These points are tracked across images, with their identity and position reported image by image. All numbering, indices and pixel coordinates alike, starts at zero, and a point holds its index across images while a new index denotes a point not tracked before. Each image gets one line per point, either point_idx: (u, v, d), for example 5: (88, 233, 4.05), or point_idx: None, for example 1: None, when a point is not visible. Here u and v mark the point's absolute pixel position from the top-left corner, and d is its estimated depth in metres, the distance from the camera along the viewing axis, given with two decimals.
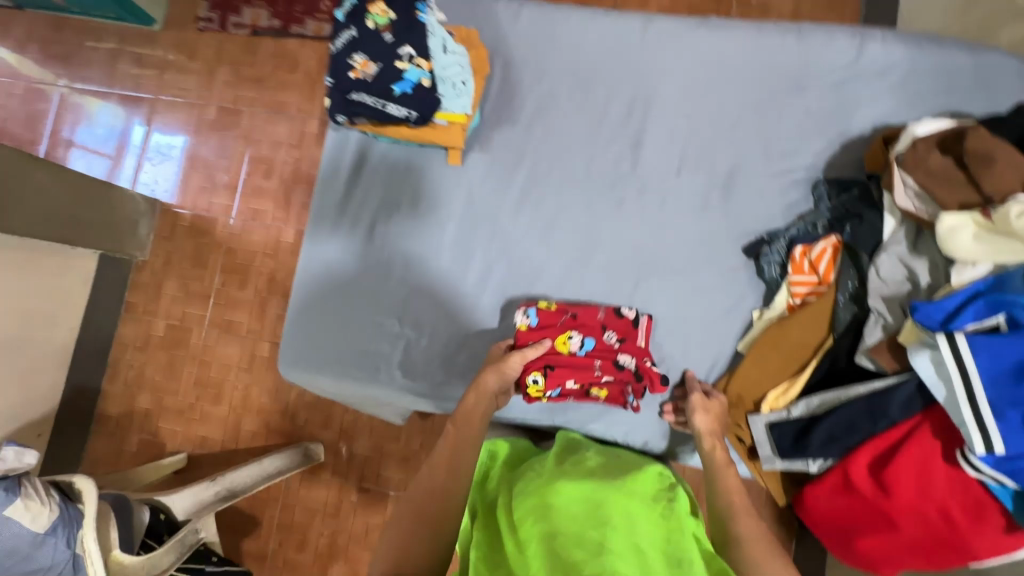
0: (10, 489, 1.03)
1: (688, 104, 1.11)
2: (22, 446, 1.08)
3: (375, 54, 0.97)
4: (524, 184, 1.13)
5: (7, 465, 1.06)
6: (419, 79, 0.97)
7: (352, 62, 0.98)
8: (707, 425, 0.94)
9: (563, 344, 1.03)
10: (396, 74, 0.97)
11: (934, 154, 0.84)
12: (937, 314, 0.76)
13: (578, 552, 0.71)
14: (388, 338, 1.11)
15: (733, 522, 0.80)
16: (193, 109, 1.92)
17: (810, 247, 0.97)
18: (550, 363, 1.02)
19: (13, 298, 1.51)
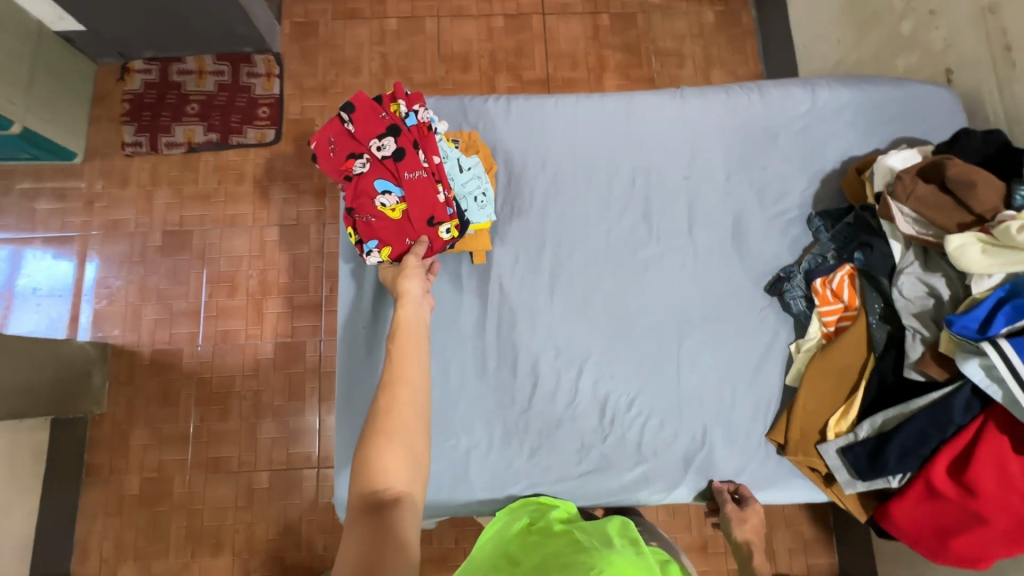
0: None
1: (684, 167, 1.20)
2: None
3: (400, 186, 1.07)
4: (552, 266, 1.15)
5: None
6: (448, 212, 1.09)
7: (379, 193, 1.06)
8: (745, 536, 1.04)
9: (392, 212, 1.06)
10: (429, 207, 1.06)
11: (920, 185, 0.97)
12: (972, 324, 0.86)
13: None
14: (448, 450, 1.07)
15: None
16: (135, 237, 1.77)
17: (829, 278, 1.06)
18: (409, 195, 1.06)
19: None
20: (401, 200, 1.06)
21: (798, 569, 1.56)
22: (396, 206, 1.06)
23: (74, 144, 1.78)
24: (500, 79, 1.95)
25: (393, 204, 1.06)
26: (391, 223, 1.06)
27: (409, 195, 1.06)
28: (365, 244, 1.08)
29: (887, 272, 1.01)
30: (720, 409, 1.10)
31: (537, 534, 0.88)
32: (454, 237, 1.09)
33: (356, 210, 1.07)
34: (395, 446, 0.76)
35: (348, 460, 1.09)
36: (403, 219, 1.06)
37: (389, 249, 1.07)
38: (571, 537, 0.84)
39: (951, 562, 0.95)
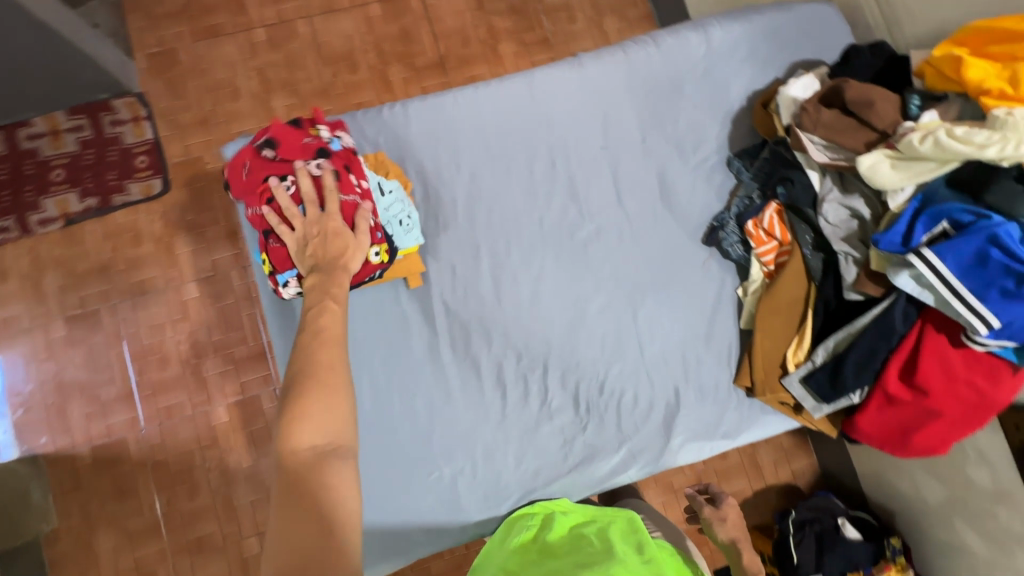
0: None
1: (600, 137, 1.17)
2: None
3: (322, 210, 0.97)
4: (492, 269, 1.11)
5: None
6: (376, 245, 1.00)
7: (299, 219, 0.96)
8: (728, 532, 1.19)
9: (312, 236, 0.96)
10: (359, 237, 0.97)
11: (824, 112, 0.98)
12: (895, 239, 0.90)
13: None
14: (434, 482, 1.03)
15: None
16: (33, 332, 1.45)
17: (760, 219, 1.08)
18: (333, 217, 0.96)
19: None
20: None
21: (784, 477, 1.66)
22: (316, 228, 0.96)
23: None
24: (393, 72, 1.71)
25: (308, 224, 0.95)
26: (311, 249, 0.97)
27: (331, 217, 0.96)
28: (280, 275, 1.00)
29: (811, 203, 1.04)
30: (686, 369, 1.12)
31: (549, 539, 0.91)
32: (384, 262, 1.01)
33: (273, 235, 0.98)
34: (310, 432, 0.72)
35: None
36: None
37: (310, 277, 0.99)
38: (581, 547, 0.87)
39: (918, 454, 1.02)
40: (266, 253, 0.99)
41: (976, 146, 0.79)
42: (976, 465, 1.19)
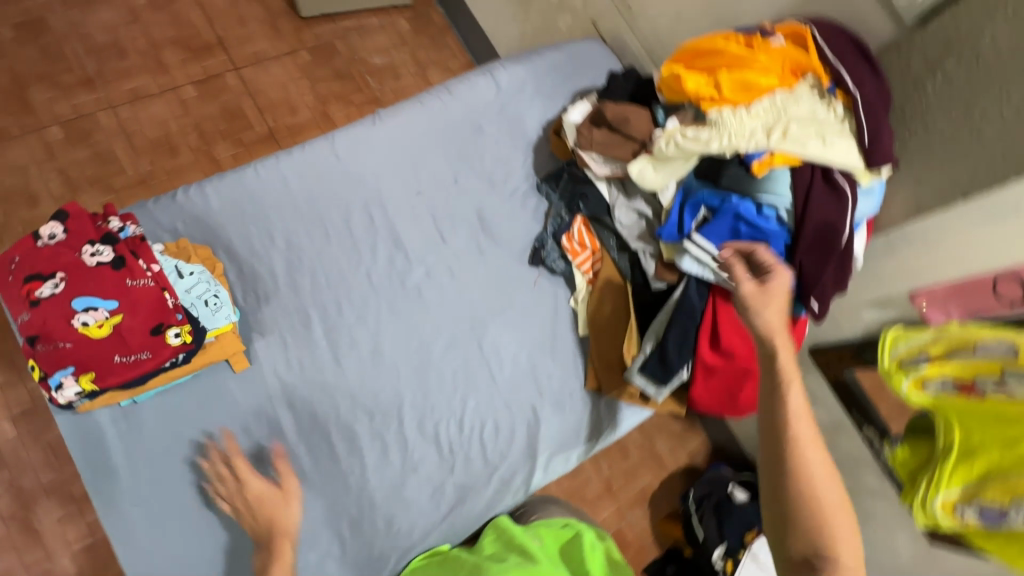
0: None
1: (413, 184, 1.21)
2: None
3: (104, 297, 0.83)
4: (326, 332, 1.08)
5: None
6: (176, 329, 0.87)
7: (83, 316, 0.81)
8: (778, 316, 0.76)
9: (97, 330, 0.82)
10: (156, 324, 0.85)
11: (596, 131, 1.11)
12: (673, 229, 1.02)
13: None
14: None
15: (785, 396, 0.71)
16: None
17: (571, 233, 1.17)
18: (121, 304, 0.84)
19: None
20: (113, 313, 0.83)
21: (682, 460, 1.68)
22: (99, 321, 0.82)
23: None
24: (219, 150, 1.62)
25: (96, 315, 0.82)
26: (95, 346, 0.82)
27: (122, 304, 0.84)
28: (51, 379, 0.82)
29: (606, 212, 1.15)
30: (540, 386, 1.16)
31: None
32: (189, 344, 0.88)
33: (42, 337, 0.81)
34: None
35: None
36: (114, 335, 0.83)
37: (94, 377, 0.82)
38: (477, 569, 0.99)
39: (748, 412, 1.13)
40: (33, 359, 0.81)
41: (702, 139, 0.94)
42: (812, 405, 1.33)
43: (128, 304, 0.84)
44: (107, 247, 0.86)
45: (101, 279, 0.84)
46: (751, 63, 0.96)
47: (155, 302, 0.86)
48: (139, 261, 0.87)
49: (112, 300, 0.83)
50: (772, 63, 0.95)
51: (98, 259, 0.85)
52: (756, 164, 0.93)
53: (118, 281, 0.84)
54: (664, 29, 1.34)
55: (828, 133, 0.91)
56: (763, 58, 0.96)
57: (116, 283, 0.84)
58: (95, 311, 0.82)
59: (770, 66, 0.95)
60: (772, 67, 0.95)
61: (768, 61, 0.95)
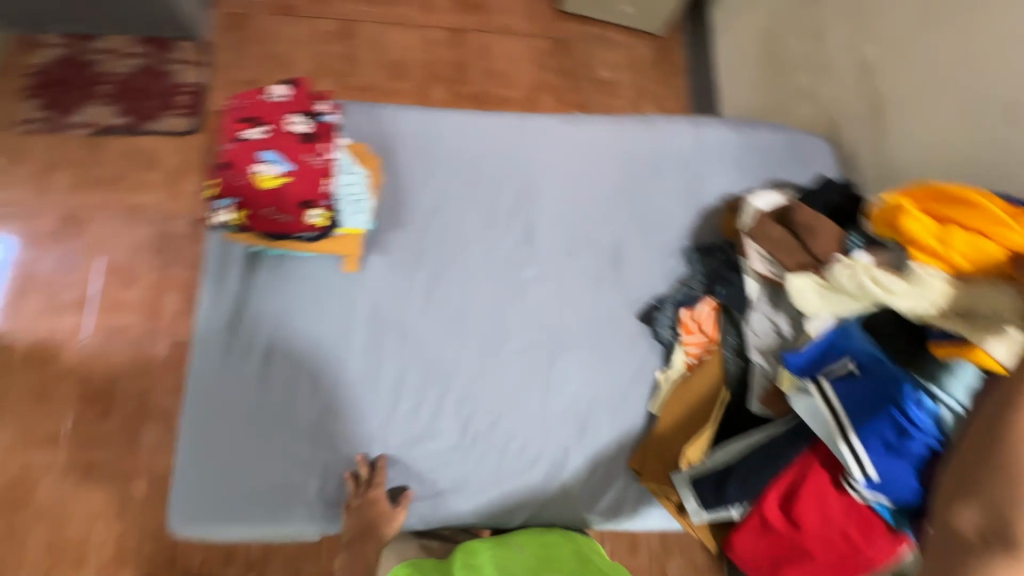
0: None
1: (570, 191, 1.22)
2: None
3: (284, 159, 0.96)
4: (429, 278, 1.14)
5: None
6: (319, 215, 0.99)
7: (261, 164, 0.95)
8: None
9: (266, 180, 0.94)
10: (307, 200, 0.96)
11: (773, 225, 1.02)
12: (799, 362, 0.90)
13: None
14: (289, 461, 1.03)
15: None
16: (25, 220, 1.73)
17: (694, 309, 1.10)
18: (292, 170, 0.96)
19: None
20: (284, 174, 0.95)
21: None
22: (270, 175, 0.95)
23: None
24: (433, 91, 1.81)
25: (270, 168, 0.95)
26: (258, 192, 0.95)
27: (293, 171, 0.96)
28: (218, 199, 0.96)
29: (741, 308, 1.05)
30: (581, 435, 1.10)
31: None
32: (322, 229, 1.00)
33: (230, 166, 0.95)
34: None
35: (184, 472, 1.00)
36: (275, 191, 0.95)
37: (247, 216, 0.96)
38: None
39: None
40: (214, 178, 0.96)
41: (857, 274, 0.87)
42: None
43: (296, 174, 0.96)
44: (308, 121, 0.99)
45: (290, 145, 0.97)
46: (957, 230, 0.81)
47: (315, 181, 0.97)
48: (323, 145, 0.99)
49: (287, 166, 0.96)
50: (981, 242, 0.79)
51: (297, 128, 0.98)
52: (938, 344, 0.78)
53: (300, 152, 0.97)
54: (910, 159, 1.17)
55: None
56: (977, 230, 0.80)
57: (299, 153, 0.97)
58: (273, 165, 0.95)
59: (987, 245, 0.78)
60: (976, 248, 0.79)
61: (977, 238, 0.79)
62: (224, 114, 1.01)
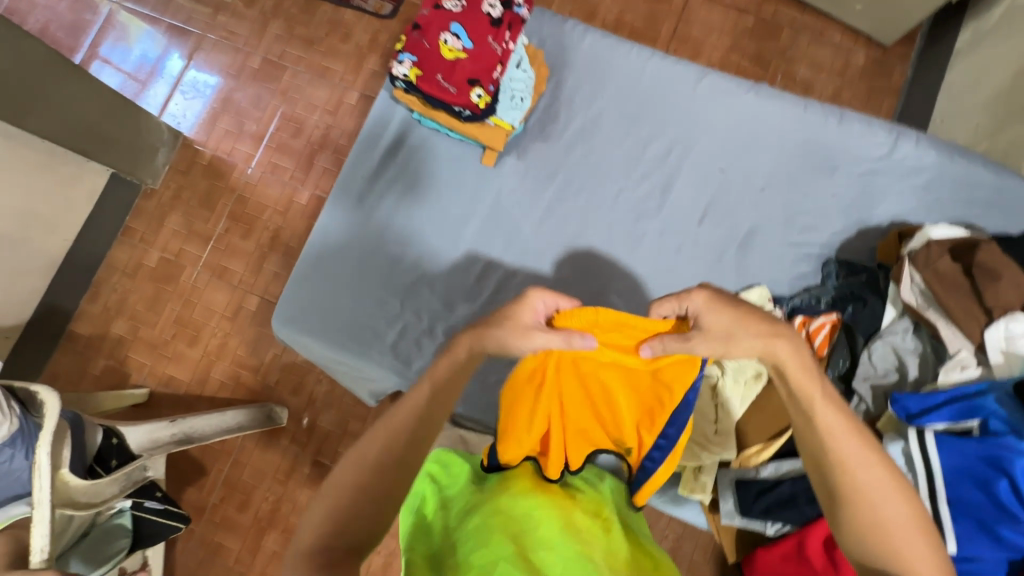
0: None
1: (725, 159, 1.15)
2: None
3: (469, 37, 1.00)
4: (554, 196, 1.16)
5: None
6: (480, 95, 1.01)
7: (447, 37, 1.01)
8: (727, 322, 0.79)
9: (447, 51, 1.00)
10: (476, 79, 1.00)
11: (945, 259, 0.87)
12: (914, 405, 0.80)
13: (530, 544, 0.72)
14: (376, 308, 1.13)
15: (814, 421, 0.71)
16: (238, 54, 2.01)
17: (810, 320, 0.95)
18: (472, 49, 1.00)
19: (33, 196, 1.60)
20: (463, 49, 1.00)
21: None
22: (450, 48, 1.00)
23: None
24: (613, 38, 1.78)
25: (457, 41, 1.01)
26: (437, 61, 1.00)
27: (475, 49, 1.00)
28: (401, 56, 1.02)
29: (866, 333, 0.94)
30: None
31: (445, 507, 0.83)
32: (480, 108, 1.01)
33: (420, 29, 1.02)
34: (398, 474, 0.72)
35: (296, 286, 1.14)
36: (451, 63, 1.00)
37: (420, 76, 1.00)
38: (489, 502, 0.79)
39: None
40: (404, 36, 1.02)
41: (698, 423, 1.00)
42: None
43: (474, 53, 1.00)
44: (500, 7, 1.02)
45: (480, 25, 1.01)
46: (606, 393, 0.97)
47: (489, 62, 1.00)
48: (506, 32, 1.01)
49: (469, 44, 1.00)
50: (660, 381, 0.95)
51: (489, 10, 1.02)
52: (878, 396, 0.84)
53: (486, 35, 1.01)
54: None
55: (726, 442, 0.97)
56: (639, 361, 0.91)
57: (485, 34, 1.01)
58: (460, 40, 1.00)
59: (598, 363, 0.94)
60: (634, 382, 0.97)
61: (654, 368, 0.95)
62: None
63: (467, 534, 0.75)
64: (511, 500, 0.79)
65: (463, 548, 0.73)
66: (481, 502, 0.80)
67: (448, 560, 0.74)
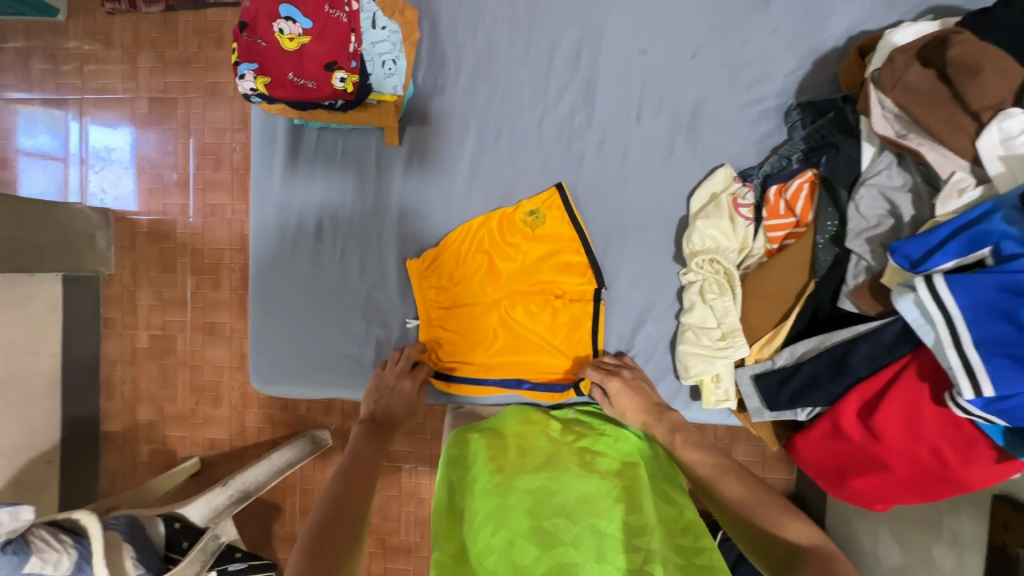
0: (19, 551, 1.12)
1: (643, 38, 0.99)
2: (15, 506, 1.13)
3: (305, 14, 0.85)
4: (474, 153, 1.04)
5: (7, 526, 1.12)
6: (345, 78, 0.87)
7: (282, 24, 0.84)
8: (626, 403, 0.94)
9: (286, 42, 0.85)
10: (332, 61, 0.86)
11: (914, 69, 0.75)
12: (915, 250, 0.72)
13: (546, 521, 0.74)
14: (344, 332, 1.08)
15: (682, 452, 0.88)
16: (124, 104, 1.83)
17: (786, 185, 0.89)
18: (314, 26, 0.85)
19: None
20: (304, 32, 0.85)
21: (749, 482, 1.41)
22: (289, 35, 0.85)
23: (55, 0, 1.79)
24: None
25: (293, 25, 0.84)
26: (282, 57, 0.85)
27: (317, 26, 0.85)
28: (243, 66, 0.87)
29: (848, 183, 0.84)
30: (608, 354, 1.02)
31: (468, 486, 0.85)
32: (351, 93, 0.89)
33: (248, 26, 0.85)
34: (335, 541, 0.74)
35: (262, 338, 1.09)
36: (298, 53, 0.85)
37: (270, 84, 0.86)
38: (504, 480, 0.81)
39: (848, 501, 0.89)
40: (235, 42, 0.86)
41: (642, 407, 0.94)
42: (944, 545, 0.99)
43: (317, 31, 0.85)
44: None
45: None
46: (493, 351, 1.03)
47: (339, 37, 0.86)
48: None
49: (305, 24, 0.85)
50: (553, 246, 1.02)
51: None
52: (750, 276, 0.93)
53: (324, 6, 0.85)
54: None
55: (729, 343, 0.92)
56: (457, 246, 1.04)
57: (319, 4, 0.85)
58: (295, 22, 0.84)
59: (446, 275, 1.04)
60: (505, 288, 1.03)
61: (490, 238, 1.03)
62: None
63: (479, 516, 0.77)
64: (528, 478, 0.81)
65: (477, 532, 0.74)
66: (498, 481, 0.82)
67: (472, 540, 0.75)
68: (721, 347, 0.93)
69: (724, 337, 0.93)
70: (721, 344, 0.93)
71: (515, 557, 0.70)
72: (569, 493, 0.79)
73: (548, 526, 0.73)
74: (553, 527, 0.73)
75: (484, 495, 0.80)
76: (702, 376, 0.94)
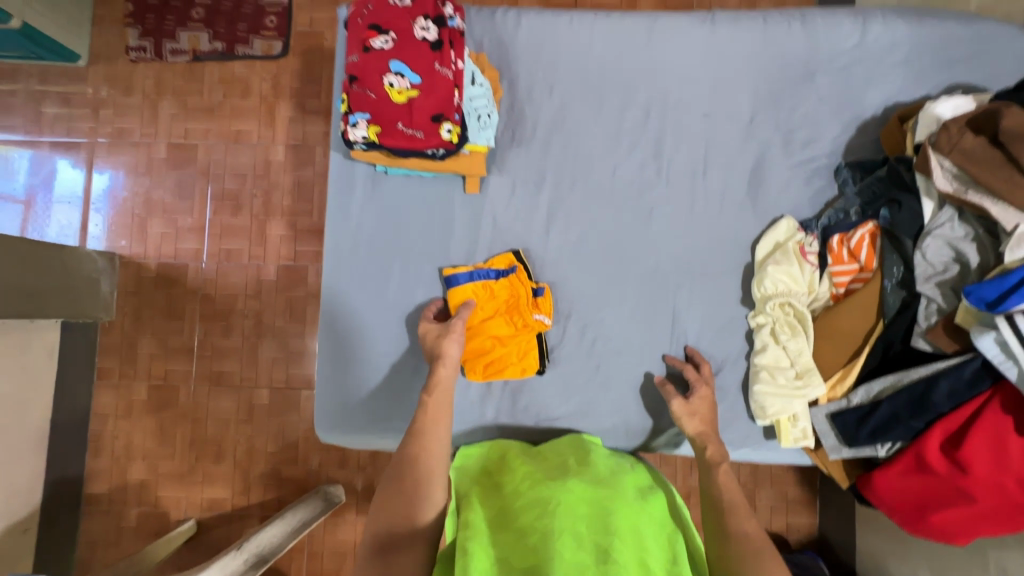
0: None
1: (707, 102, 1.09)
2: None
3: (415, 70, 0.91)
4: (550, 201, 1.09)
5: None
6: (450, 130, 0.92)
7: (393, 79, 0.91)
8: (698, 429, 0.97)
9: (396, 95, 0.91)
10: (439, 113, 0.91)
11: (967, 136, 0.86)
12: (990, 293, 0.80)
13: (599, 535, 0.75)
14: (415, 377, 1.07)
15: (728, 519, 0.86)
16: (140, 149, 1.71)
17: (848, 235, 0.99)
18: (422, 79, 0.91)
19: None
20: (413, 87, 0.91)
21: (775, 526, 1.43)
22: (399, 89, 0.92)
23: (78, 46, 1.69)
24: None
25: (402, 79, 0.91)
26: (392, 109, 0.92)
27: (424, 79, 0.91)
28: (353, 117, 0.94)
29: (909, 233, 0.94)
30: (671, 368, 1.06)
31: (513, 479, 0.90)
32: (454, 142, 0.94)
33: (358, 80, 0.92)
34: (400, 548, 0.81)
35: (329, 383, 1.06)
36: (407, 105, 0.91)
37: (381, 133, 0.92)
38: (546, 493, 0.83)
39: (928, 536, 0.92)
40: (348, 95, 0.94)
41: (702, 444, 0.96)
42: None
43: (425, 85, 0.91)
44: (434, 27, 0.93)
45: (418, 54, 0.92)
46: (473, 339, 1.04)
47: (446, 89, 0.91)
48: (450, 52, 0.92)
49: (414, 79, 0.91)
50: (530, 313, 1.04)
51: (423, 34, 0.92)
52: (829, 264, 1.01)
53: (432, 62, 0.92)
54: None
55: (807, 383, 0.97)
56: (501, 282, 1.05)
57: (427, 61, 0.91)
58: (405, 77, 0.91)
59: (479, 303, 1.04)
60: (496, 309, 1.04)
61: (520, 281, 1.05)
62: (346, 24, 0.97)
63: (520, 523, 0.78)
64: (577, 488, 0.84)
65: (525, 534, 0.75)
66: (544, 494, 0.82)
67: (509, 519, 0.80)
68: (799, 387, 0.97)
69: (800, 377, 0.98)
70: (799, 385, 0.97)
71: (560, 545, 0.72)
72: (621, 519, 0.79)
73: (604, 541, 0.74)
74: (608, 543, 0.74)
75: (525, 505, 0.81)
76: (780, 415, 0.97)
